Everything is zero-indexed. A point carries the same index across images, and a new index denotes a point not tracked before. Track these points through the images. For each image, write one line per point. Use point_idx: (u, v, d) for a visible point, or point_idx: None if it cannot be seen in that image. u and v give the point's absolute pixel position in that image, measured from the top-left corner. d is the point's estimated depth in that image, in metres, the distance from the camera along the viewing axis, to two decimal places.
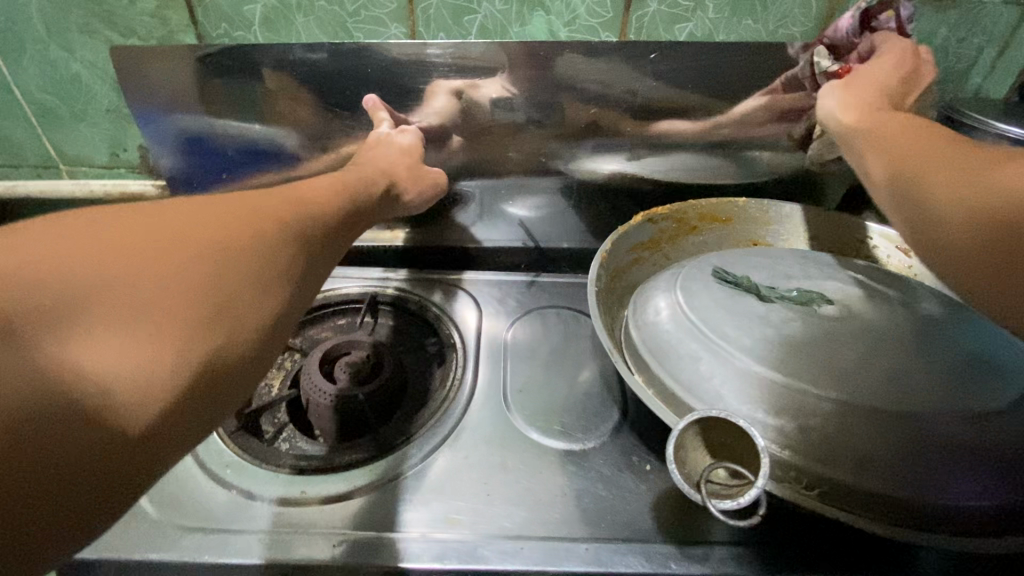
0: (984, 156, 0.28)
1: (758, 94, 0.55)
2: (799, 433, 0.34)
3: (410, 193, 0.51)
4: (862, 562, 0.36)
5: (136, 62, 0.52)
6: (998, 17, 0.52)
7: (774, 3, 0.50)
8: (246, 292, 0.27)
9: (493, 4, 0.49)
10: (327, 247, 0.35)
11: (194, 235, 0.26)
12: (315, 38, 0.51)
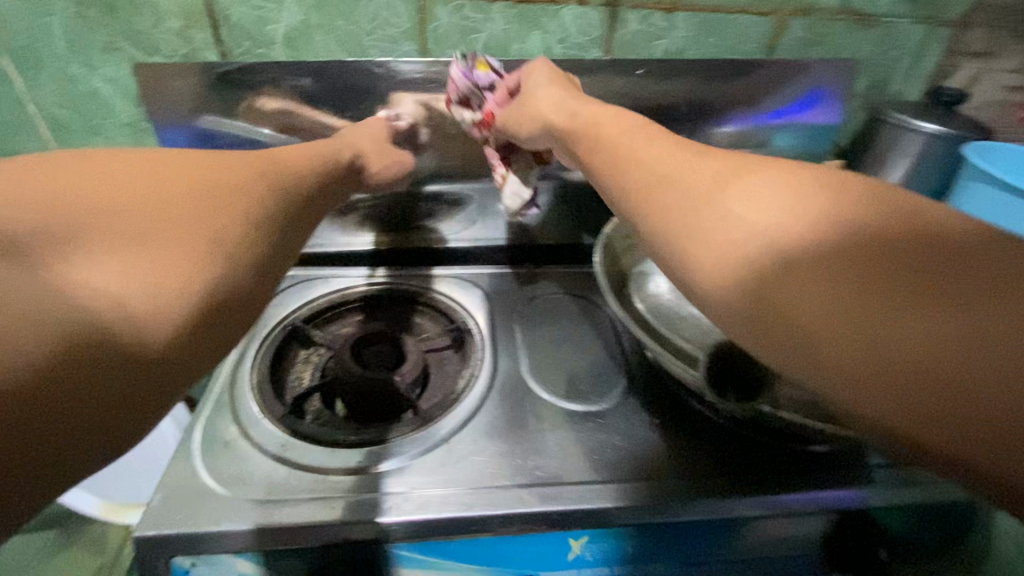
0: (712, 169, 0.28)
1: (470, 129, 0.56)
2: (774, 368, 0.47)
3: (377, 167, 0.53)
4: (829, 474, 0.45)
5: (158, 77, 0.55)
6: (911, 34, 0.63)
7: (732, 24, 0.60)
8: (238, 228, 0.29)
9: (496, 25, 0.56)
10: (309, 210, 0.38)
11: (184, 180, 0.29)
12: (333, 54, 0.56)
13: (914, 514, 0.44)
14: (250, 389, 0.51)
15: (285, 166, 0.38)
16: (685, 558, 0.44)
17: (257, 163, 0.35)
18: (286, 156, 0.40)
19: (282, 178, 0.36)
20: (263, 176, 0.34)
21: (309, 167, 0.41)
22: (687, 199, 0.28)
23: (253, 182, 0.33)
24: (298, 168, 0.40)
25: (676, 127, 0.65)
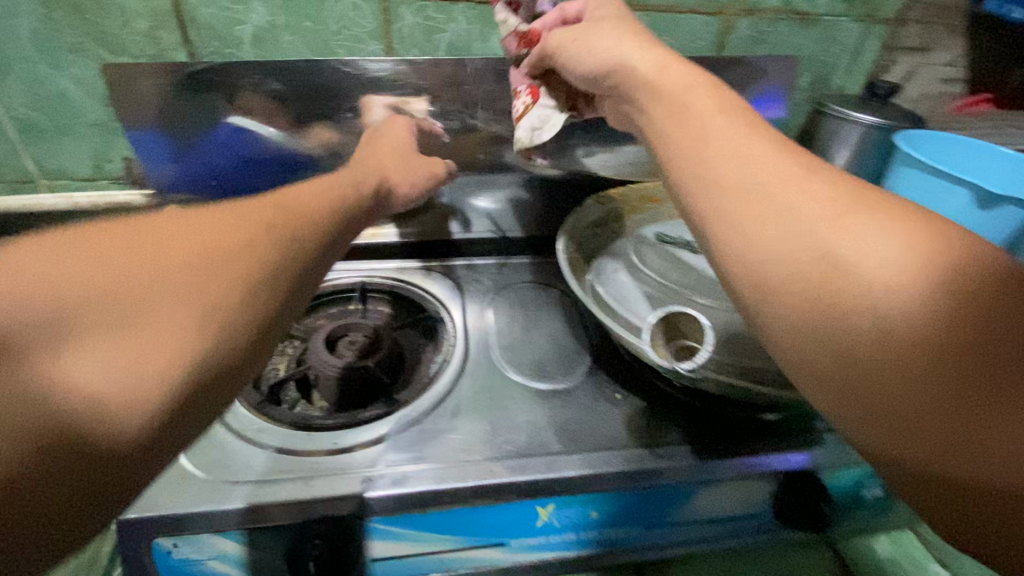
0: (821, 196, 0.26)
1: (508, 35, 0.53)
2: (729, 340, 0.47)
3: (404, 187, 0.51)
4: (776, 438, 0.48)
5: (126, 78, 0.57)
6: (849, 32, 0.68)
7: (683, 24, 0.63)
8: (235, 297, 0.27)
9: (459, 25, 0.59)
10: (328, 245, 0.34)
11: (180, 245, 0.26)
12: (301, 54, 0.58)
13: (856, 472, 0.49)
14: None
15: (305, 204, 0.35)
16: (647, 521, 0.47)
17: (274, 208, 0.32)
18: (308, 193, 0.37)
19: (299, 219, 0.33)
20: (271, 221, 0.31)
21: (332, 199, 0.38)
22: (761, 246, 0.27)
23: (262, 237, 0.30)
24: (319, 200, 0.37)
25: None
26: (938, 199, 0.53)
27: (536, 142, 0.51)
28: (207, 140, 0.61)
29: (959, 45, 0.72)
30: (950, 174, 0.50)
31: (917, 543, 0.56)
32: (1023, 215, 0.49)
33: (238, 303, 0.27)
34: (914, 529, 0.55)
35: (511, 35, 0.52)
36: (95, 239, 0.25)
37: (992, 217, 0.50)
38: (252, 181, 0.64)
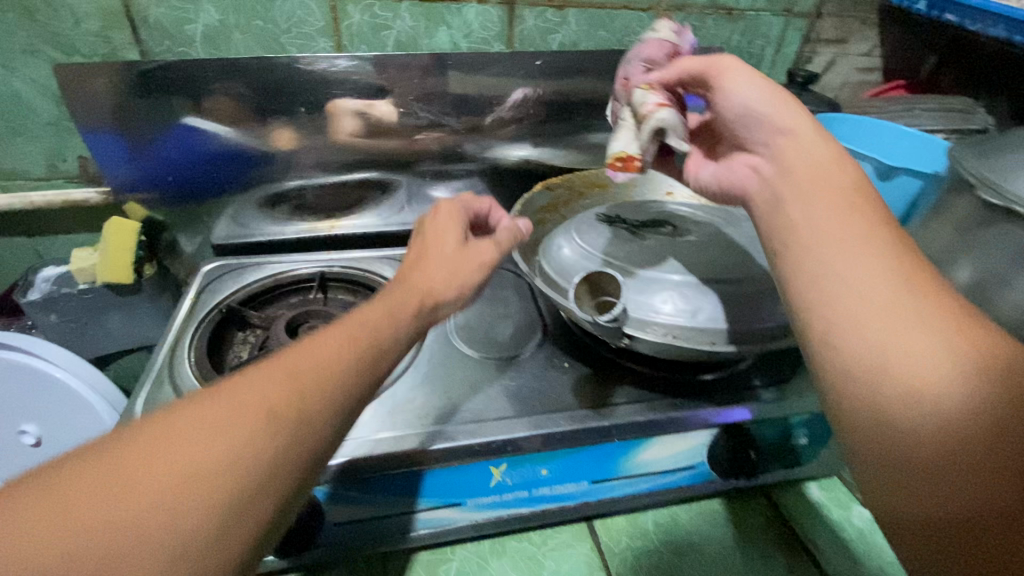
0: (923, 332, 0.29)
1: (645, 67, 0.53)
2: (667, 302, 0.48)
3: (450, 289, 0.41)
4: (709, 396, 0.53)
5: (79, 78, 0.57)
6: (771, 25, 0.74)
7: (617, 20, 0.68)
8: (242, 491, 0.25)
9: (405, 22, 0.62)
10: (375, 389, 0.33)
11: (213, 432, 0.25)
12: (253, 52, 0.60)
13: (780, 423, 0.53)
14: (187, 363, 0.53)
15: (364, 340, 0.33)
16: (593, 477, 0.51)
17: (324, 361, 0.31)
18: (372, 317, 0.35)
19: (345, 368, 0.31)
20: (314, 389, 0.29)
21: (395, 319, 0.36)
22: (844, 333, 0.31)
23: (295, 416, 0.28)
24: (377, 326, 0.34)
25: (577, 112, 0.73)
26: None
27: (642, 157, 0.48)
28: (162, 138, 0.63)
29: (872, 36, 0.79)
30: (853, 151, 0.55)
31: (843, 486, 0.60)
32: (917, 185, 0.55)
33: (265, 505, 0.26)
34: (839, 475, 0.60)
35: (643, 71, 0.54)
36: (106, 454, 0.24)
37: (888, 189, 0.56)
38: (206, 172, 0.66)
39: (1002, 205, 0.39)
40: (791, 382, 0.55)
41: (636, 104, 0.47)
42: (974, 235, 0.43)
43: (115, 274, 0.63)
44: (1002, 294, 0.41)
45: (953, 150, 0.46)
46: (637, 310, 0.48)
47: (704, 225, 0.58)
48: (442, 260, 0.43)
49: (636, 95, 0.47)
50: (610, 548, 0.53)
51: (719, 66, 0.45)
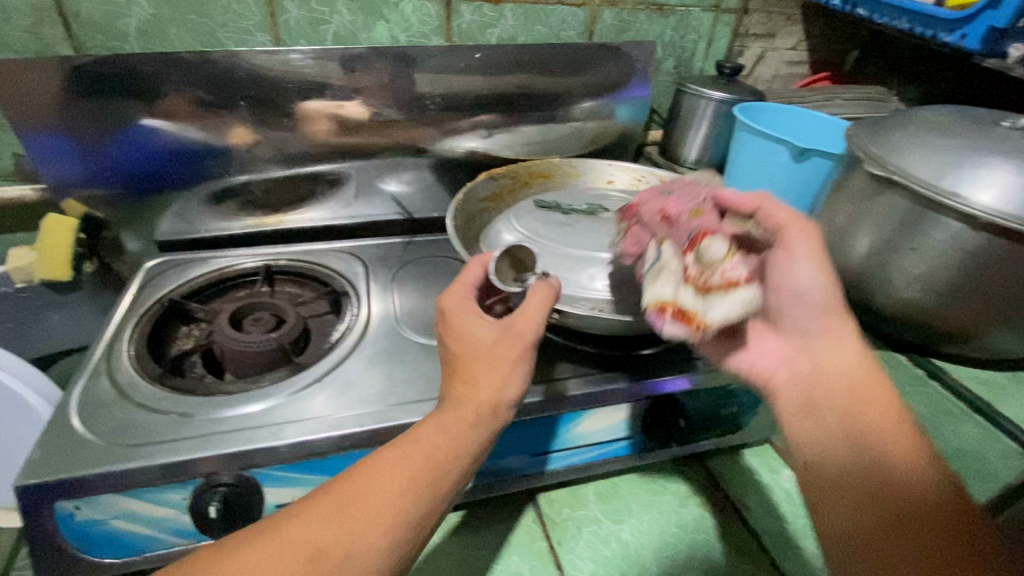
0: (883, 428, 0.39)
1: (687, 205, 0.48)
2: (600, 282, 0.50)
3: (507, 389, 0.41)
4: (643, 369, 0.55)
5: (11, 74, 0.56)
6: (701, 20, 0.77)
7: (553, 15, 0.71)
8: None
9: (342, 17, 0.63)
10: (439, 507, 0.38)
11: (301, 538, 0.33)
12: (190, 47, 0.61)
13: (711, 395, 0.56)
14: (126, 356, 0.53)
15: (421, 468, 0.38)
16: (533, 450, 0.53)
17: (381, 505, 0.35)
18: (439, 440, 0.39)
19: (403, 508, 0.36)
20: (376, 529, 0.35)
21: (456, 441, 0.39)
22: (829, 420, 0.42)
23: (342, 554, 0.33)
24: (434, 451, 0.38)
25: (522, 104, 0.74)
26: (767, 158, 0.62)
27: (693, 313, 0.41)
28: (102, 134, 0.61)
29: (798, 31, 0.83)
30: (772, 136, 0.59)
31: (775, 454, 0.63)
32: (827, 166, 0.59)
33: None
34: (771, 442, 0.63)
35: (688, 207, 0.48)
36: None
37: (803, 169, 0.60)
38: (155, 172, 0.65)
39: (886, 176, 0.44)
40: None
41: (710, 256, 0.41)
42: (870, 207, 0.46)
43: (52, 272, 0.63)
44: (893, 259, 0.45)
45: (850, 129, 0.50)
46: (566, 285, 0.50)
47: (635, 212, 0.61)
48: (508, 376, 0.41)
49: (712, 247, 0.42)
50: (552, 520, 0.55)
51: (791, 233, 0.46)
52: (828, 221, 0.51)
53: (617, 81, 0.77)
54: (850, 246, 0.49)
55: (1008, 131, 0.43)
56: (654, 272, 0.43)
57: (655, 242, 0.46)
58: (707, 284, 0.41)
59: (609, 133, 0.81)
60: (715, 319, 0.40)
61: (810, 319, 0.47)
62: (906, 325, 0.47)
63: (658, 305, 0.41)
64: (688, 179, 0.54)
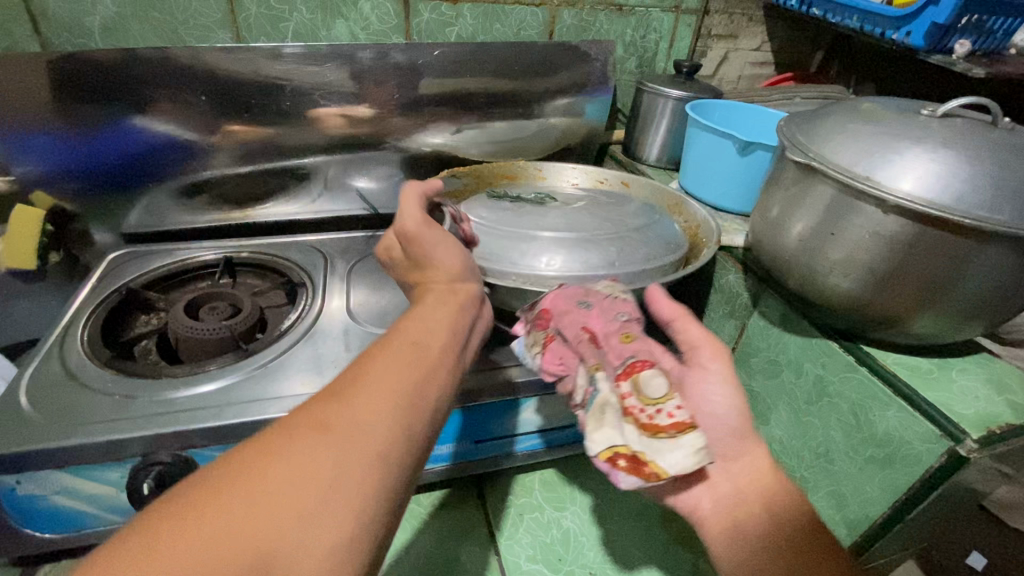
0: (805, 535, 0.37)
1: (609, 322, 0.43)
2: (518, 257, 0.52)
3: (444, 257, 0.43)
4: None
5: None
6: (661, 21, 0.79)
7: (512, 14, 0.72)
8: (336, 463, 0.26)
9: (302, 15, 0.65)
10: (449, 383, 0.33)
11: (297, 427, 0.27)
12: (154, 43, 0.63)
13: None
14: (79, 340, 0.55)
15: (413, 346, 0.33)
16: (475, 436, 0.53)
17: (384, 379, 0.31)
18: (421, 327, 0.36)
19: (412, 377, 0.31)
20: (387, 399, 0.30)
21: (433, 319, 0.37)
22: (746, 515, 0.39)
23: (350, 424, 0.28)
24: (414, 332, 0.35)
25: (485, 101, 0.76)
26: (716, 153, 0.62)
27: (648, 469, 0.36)
28: (80, 128, 0.62)
29: (761, 32, 0.85)
30: (716, 129, 0.60)
31: None
32: (770, 158, 0.60)
33: (375, 515, 0.26)
34: None
35: (612, 326, 0.43)
36: (156, 519, 0.23)
37: (750, 162, 0.61)
38: (158, 161, 0.68)
39: (806, 161, 0.45)
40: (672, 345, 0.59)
41: (652, 393, 0.37)
42: (800, 195, 0.47)
43: (17, 261, 0.64)
44: (818, 246, 0.46)
45: (784, 122, 0.52)
46: (499, 263, 0.51)
47: (582, 202, 0.62)
48: (444, 244, 0.44)
49: (653, 384, 0.38)
50: (496, 509, 0.55)
51: (706, 354, 0.42)
52: (765, 210, 0.52)
53: (580, 79, 0.78)
54: (783, 236, 0.50)
55: (928, 118, 0.43)
56: (595, 415, 0.40)
57: (587, 369, 0.42)
58: (654, 427, 0.37)
59: (574, 130, 0.83)
60: (671, 471, 0.36)
61: (727, 449, 0.41)
62: (835, 312, 0.48)
63: (610, 454, 0.38)
64: (602, 288, 0.47)
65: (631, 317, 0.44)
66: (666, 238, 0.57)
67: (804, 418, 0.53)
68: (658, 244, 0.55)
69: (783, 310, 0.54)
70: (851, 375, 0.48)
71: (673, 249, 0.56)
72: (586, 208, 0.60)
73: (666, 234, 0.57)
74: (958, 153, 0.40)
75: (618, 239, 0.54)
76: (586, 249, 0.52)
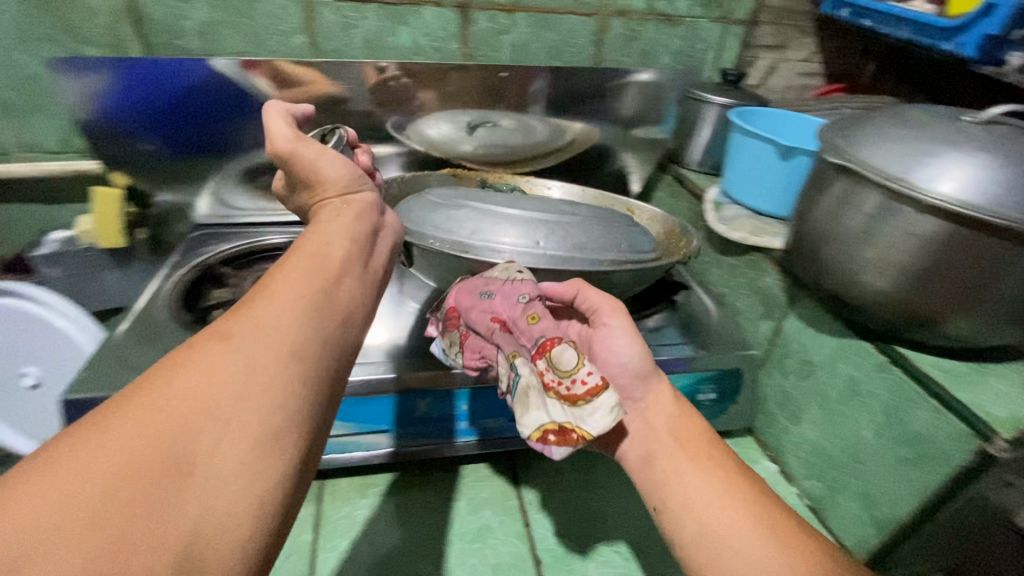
0: (706, 455, 0.46)
1: (517, 305, 0.48)
2: (448, 224, 0.57)
3: (331, 171, 0.44)
4: None
5: (73, 69, 0.64)
6: (709, 31, 0.82)
7: (564, 23, 0.76)
8: (246, 356, 0.27)
9: (371, 22, 0.71)
10: (355, 288, 0.35)
11: (202, 338, 0.28)
12: (240, 46, 0.70)
13: (691, 377, 0.59)
14: (162, 306, 0.61)
15: (314, 258, 0.34)
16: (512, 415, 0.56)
17: (287, 284, 0.31)
18: (321, 240, 0.37)
19: (315, 281, 0.33)
20: (291, 300, 0.30)
21: (338, 239, 0.38)
22: (658, 441, 0.47)
23: (256, 323, 0.29)
24: (315, 250, 0.36)
25: (515, 94, 0.76)
26: (758, 158, 0.64)
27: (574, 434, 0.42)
28: (161, 104, 0.69)
29: (810, 43, 0.86)
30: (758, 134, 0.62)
31: (756, 444, 0.65)
32: (810, 164, 0.61)
33: (297, 405, 0.27)
34: (753, 433, 0.66)
35: (520, 308, 0.48)
36: (58, 440, 0.23)
37: (789, 167, 0.62)
38: (196, 85, 0.67)
39: (842, 162, 0.47)
40: (705, 343, 0.61)
41: (566, 365, 0.43)
42: (838, 195, 0.49)
43: (108, 240, 0.74)
44: (853, 245, 0.47)
45: (825, 127, 0.53)
46: (432, 226, 0.57)
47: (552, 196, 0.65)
48: (328, 154, 0.44)
49: (565, 357, 0.44)
50: (528, 487, 0.58)
51: (608, 311, 0.50)
52: (804, 212, 0.54)
53: (650, 92, 0.80)
54: (821, 235, 0.51)
55: (969, 124, 0.44)
56: (520, 399, 0.44)
57: (506, 356, 0.47)
58: (573, 397, 0.43)
59: (647, 141, 0.85)
60: (594, 432, 0.42)
61: (635, 389, 0.50)
62: (871, 312, 0.49)
63: (540, 434, 0.42)
64: (498, 274, 0.51)
65: (535, 294, 0.49)
66: (615, 234, 0.57)
67: (835, 418, 0.54)
68: (597, 240, 0.56)
69: (818, 311, 0.55)
70: (884, 375, 0.48)
71: (615, 243, 0.56)
72: (551, 201, 0.63)
73: (621, 237, 0.57)
74: (996, 157, 0.40)
75: (553, 225, 0.56)
76: (512, 226, 0.55)
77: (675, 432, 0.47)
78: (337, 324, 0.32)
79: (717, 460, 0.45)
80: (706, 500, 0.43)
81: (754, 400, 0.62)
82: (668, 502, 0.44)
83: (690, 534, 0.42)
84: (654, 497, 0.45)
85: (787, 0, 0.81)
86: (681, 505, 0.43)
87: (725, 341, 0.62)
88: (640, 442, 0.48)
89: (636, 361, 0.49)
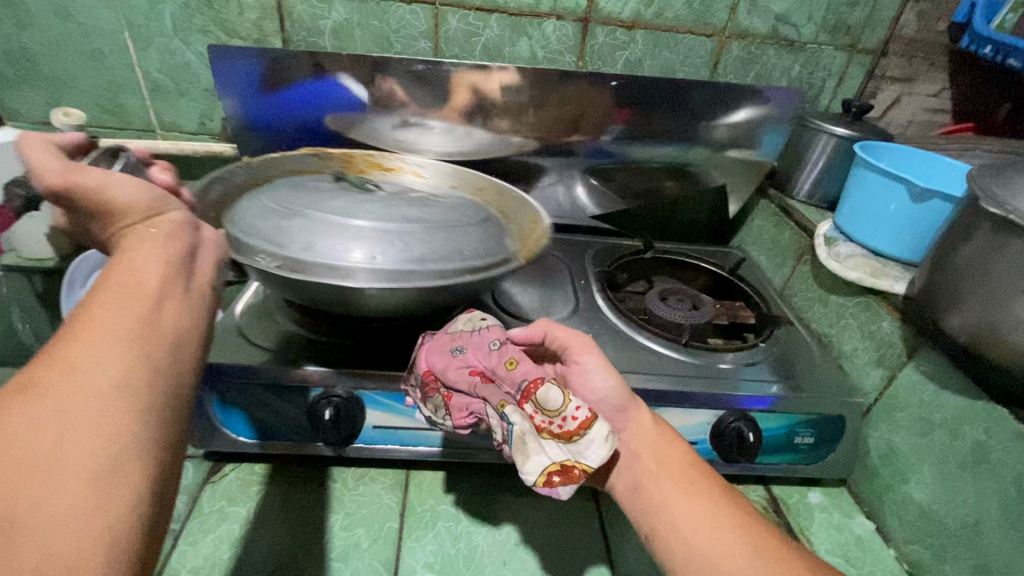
0: (694, 483, 0.45)
1: (492, 350, 0.48)
2: (273, 235, 0.50)
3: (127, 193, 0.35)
4: (703, 375, 0.59)
5: (223, 58, 0.67)
6: (834, 59, 0.79)
7: (681, 42, 0.75)
8: (64, 406, 0.24)
9: (493, 32, 0.73)
10: (186, 308, 0.32)
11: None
12: (370, 48, 0.73)
13: (787, 418, 0.57)
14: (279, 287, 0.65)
15: (126, 284, 0.30)
16: None
17: (95, 322, 0.28)
18: (127, 263, 0.32)
19: (129, 311, 0.29)
20: (106, 339, 0.27)
21: (151, 259, 0.33)
22: (645, 471, 0.47)
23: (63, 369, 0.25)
24: (127, 275, 0.31)
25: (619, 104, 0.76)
26: (884, 195, 0.61)
27: (578, 472, 0.40)
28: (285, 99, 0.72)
29: (942, 77, 0.81)
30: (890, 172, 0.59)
31: (850, 497, 0.61)
32: (947, 208, 0.57)
33: (133, 444, 0.25)
34: (847, 485, 0.62)
35: (496, 355, 0.47)
36: None
37: (922, 210, 0.59)
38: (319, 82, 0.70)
39: (1003, 215, 0.44)
40: (805, 385, 0.59)
41: (553, 404, 0.42)
42: (991, 250, 0.45)
43: None
44: (1005, 298, 0.43)
45: (974, 172, 0.50)
46: (253, 237, 0.50)
47: (400, 194, 0.59)
48: (117, 178, 0.35)
49: (551, 395, 0.42)
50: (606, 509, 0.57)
51: (578, 349, 0.49)
52: (942, 259, 0.50)
53: (748, 125, 0.80)
54: (966, 285, 0.47)
55: None
56: (518, 448, 0.41)
57: (494, 407, 0.44)
58: (567, 433, 0.41)
59: (740, 162, 0.84)
60: (595, 465, 0.40)
61: (613, 420, 0.49)
62: (1013, 375, 0.44)
63: (545, 478, 0.40)
64: (464, 326, 0.51)
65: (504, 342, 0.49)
66: (462, 242, 0.52)
67: (954, 482, 0.50)
68: (439, 250, 0.51)
69: (943, 366, 0.52)
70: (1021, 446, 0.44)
71: (464, 253, 0.52)
72: (400, 202, 0.56)
73: (464, 244, 0.53)
74: None
75: (390, 235, 0.50)
76: (350, 239, 0.49)
77: (660, 457, 0.47)
78: (165, 352, 0.29)
79: (703, 484, 0.45)
80: (699, 527, 0.42)
81: (855, 451, 0.59)
82: (660, 532, 0.44)
83: (683, 562, 0.41)
84: (644, 524, 0.45)
85: (923, 32, 0.77)
86: (675, 535, 0.43)
87: (828, 385, 0.59)
88: (627, 471, 0.48)
89: (618, 396, 0.48)
